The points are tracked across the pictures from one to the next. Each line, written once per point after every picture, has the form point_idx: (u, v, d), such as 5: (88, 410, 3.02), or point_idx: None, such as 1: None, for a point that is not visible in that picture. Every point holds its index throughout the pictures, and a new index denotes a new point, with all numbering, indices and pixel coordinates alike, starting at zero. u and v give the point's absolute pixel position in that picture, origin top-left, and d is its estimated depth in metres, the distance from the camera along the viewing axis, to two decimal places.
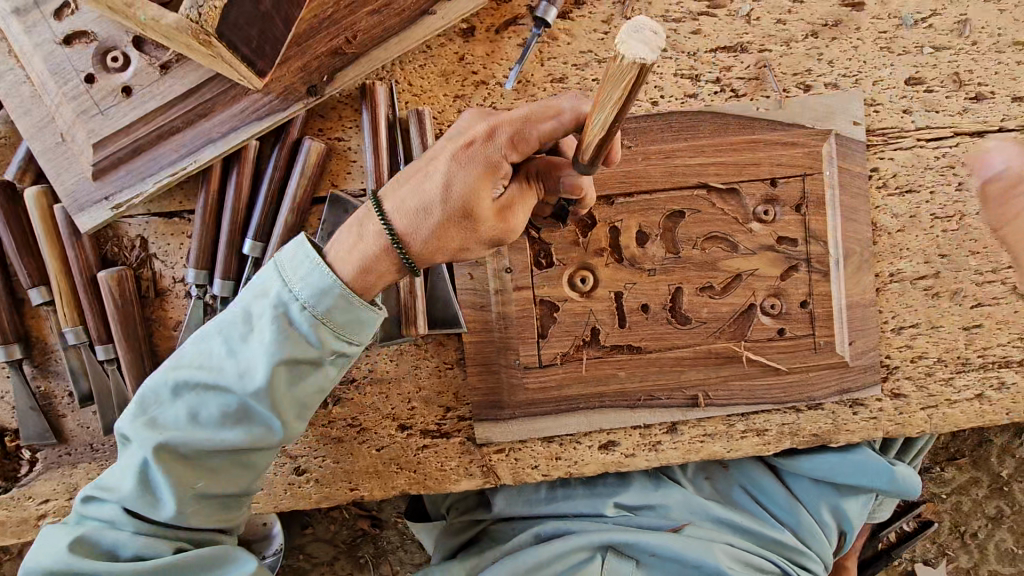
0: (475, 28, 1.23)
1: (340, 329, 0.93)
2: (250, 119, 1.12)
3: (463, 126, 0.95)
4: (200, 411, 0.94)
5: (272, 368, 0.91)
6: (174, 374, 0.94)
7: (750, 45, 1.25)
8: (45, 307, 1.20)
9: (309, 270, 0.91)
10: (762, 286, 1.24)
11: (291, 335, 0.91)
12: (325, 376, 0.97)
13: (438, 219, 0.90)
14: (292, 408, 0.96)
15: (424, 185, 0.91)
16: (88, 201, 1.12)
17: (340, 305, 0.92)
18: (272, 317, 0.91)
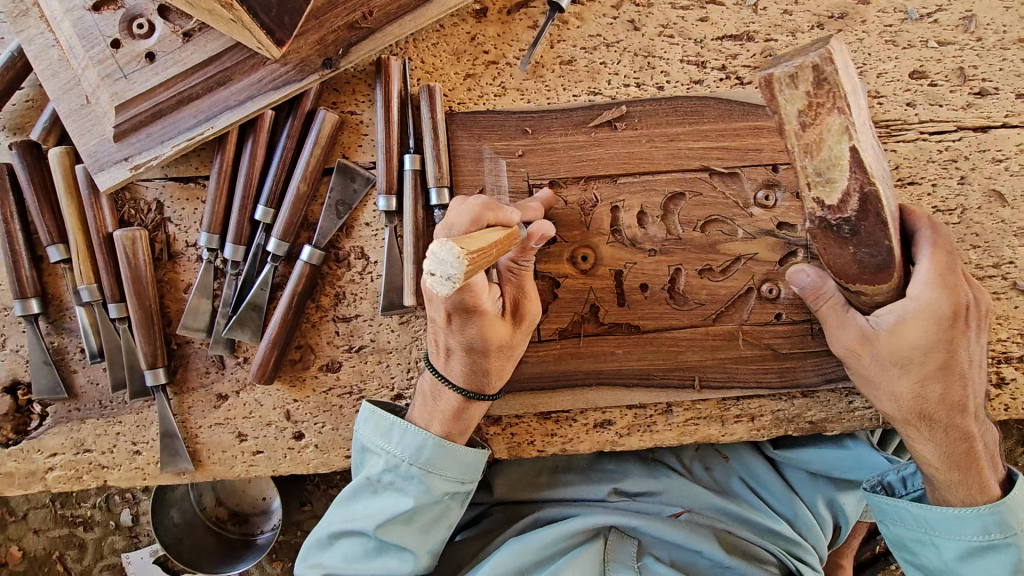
0: (487, 9, 1.27)
1: (450, 471, 1.13)
2: (266, 89, 1.16)
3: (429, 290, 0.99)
4: (351, 552, 1.12)
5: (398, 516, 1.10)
6: (327, 525, 1.14)
7: (757, 34, 1.28)
8: (62, 265, 1.24)
9: (403, 435, 1.13)
10: (760, 270, 1.25)
11: (408, 486, 1.11)
12: (447, 510, 1.15)
13: (482, 372, 1.09)
14: (424, 541, 1.13)
15: (440, 342, 1.09)
16: (108, 161, 1.16)
17: (444, 453, 1.12)
18: (390, 472, 1.12)
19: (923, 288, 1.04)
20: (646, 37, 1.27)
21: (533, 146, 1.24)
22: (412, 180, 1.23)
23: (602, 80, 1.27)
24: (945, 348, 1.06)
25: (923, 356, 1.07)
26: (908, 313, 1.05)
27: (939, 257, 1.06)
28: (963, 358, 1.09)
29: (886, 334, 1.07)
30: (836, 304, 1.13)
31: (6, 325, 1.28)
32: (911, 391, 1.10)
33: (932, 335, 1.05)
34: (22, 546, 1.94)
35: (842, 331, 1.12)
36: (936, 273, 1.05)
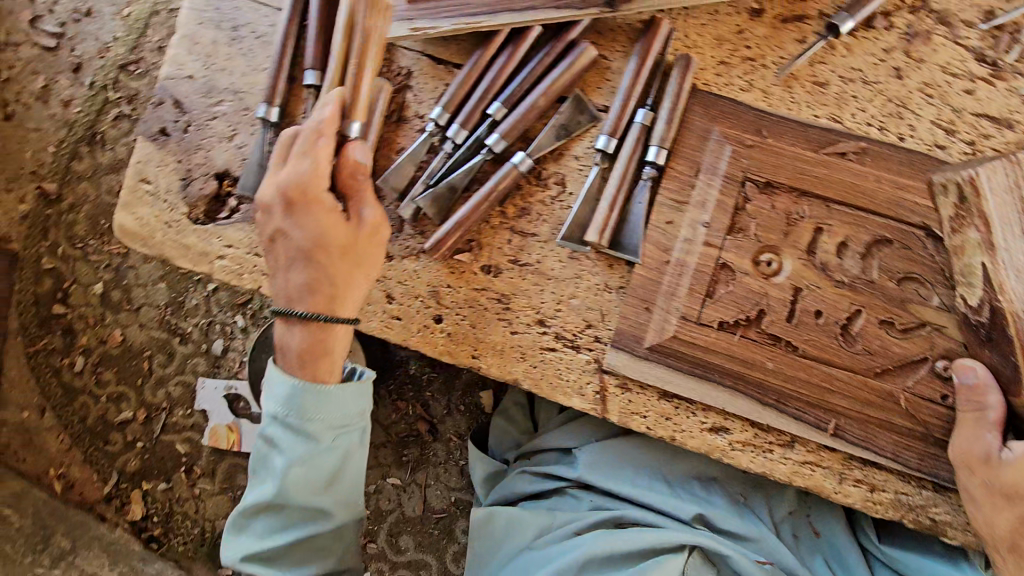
0: (764, 11, 1.33)
1: (330, 417, 1.16)
2: (547, 5, 1.29)
3: (297, 169, 1.13)
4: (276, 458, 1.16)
5: (305, 456, 1.15)
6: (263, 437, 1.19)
7: (1017, 124, 1.26)
8: (309, 90, 1.37)
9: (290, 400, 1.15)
10: (942, 345, 1.21)
11: (297, 423, 1.15)
12: (346, 434, 1.19)
13: (326, 287, 1.15)
14: (338, 448, 1.18)
15: (290, 240, 1.14)
16: (393, 16, 1.32)
17: (311, 398, 1.15)
18: (272, 425, 1.18)
19: None
20: (906, 88, 1.29)
21: (762, 144, 1.27)
22: (637, 134, 1.29)
23: (847, 111, 1.29)
24: None
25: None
26: None
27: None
28: None
29: (1007, 465, 1.11)
30: (981, 417, 1.15)
31: (241, 123, 1.43)
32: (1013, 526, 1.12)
33: None
34: (125, 333, 2.13)
35: (968, 444, 1.15)
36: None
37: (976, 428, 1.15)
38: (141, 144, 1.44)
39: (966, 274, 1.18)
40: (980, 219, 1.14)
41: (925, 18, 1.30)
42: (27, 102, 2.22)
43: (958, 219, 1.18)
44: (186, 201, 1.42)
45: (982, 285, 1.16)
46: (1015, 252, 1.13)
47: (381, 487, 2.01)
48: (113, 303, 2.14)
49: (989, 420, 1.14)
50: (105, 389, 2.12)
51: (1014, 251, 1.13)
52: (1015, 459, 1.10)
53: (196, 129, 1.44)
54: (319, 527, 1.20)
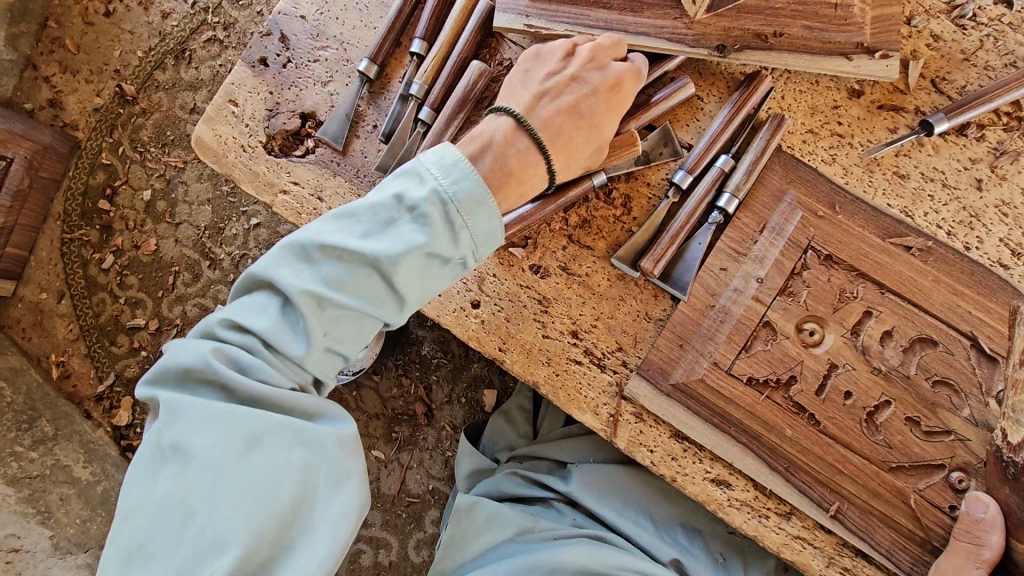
0: (864, 94, 1.36)
1: (473, 237, 1.04)
2: (660, 35, 1.32)
3: (547, 51, 1.24)
4: (333, 276, 0.99)
5: (401, 256, 0.99)
6: (323, 246, 0.99)
7: None
8: (413, 58, 1.43)
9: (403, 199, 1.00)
10: (961, 456, 1.20)
11: (433, 225, 1.00)
12: (445, 275, 1.07)
13: (547, 140, 1.15)
14: (415, 301, 1.06)
15: (521, 98, 1.19)
16: (511, 9, 1.36)
17: (438, 213, 1.00)
18: (346, 219, 1.01)
19: None
20: (983, 201, 1.30)
21: (832, 218, 1.29)
22: (714, 177, 1.31)
23: (921, 208, 1.31)
24: None
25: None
26: None
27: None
28: None
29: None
30: (975, 551, 1.13)
31: (339, 72, 1.47)
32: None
33: None
34: (161, 244, 2.16)
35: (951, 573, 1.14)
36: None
37: (966, 561, 1.13)
38: (239, 68, 1.49)
39: (1017, 408, 1.16)
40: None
41: (1017, 139, 1.32)
42: (130, 4, 2.28)
43: None
44: (266, 130, 1.46)
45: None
46: None
47: (364, 457, 2.00)
48: (157, 212, 2.18)
49: (982, 558, 1.13)
50: (126, 292, 2.14)
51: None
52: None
53: (294, 67, 1.48)
54: (346, 343, 1.05)
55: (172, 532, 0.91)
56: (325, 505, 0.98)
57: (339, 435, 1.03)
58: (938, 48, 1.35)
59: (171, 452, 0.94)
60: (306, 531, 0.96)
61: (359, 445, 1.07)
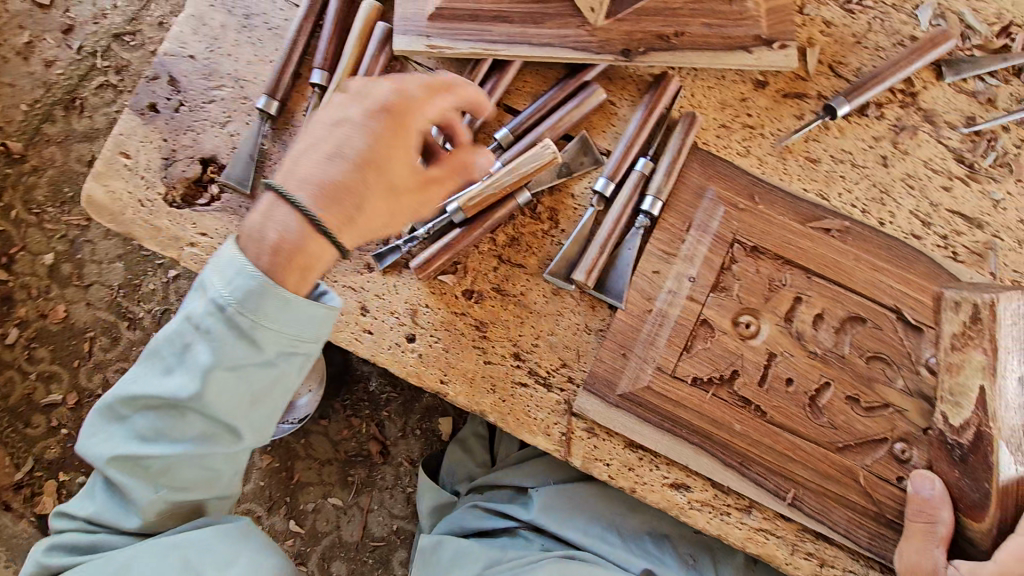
0: (767, 84, 1.38)
1: (281, 331, 1.03)
2: (566, 45, 1.31)
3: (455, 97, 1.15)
4: (161, 428, 1.03)
5: (236, 364, 1.01)
6: (142, 395, 1.02)
7: (988, 225, 1.33)
8: (314, 89, 1.36)
9: (236, 276, 1.00)
10: (901, 427, 1.23)
11: (222, 334, 1.00)
12: (272, 377, 1.05)
13: (349, 201, 1.05)
14: (249, 395, 1.04)
15: (346, 139, 1.08)
16: (411, 30, 1.31)
17: (273, 301, 1.00)
18: (210, 316, 1.01)
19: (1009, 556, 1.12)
20: (890, 176, 1.35)
21: (752, 209, 1.30)
22: (635, 182, 1.31)
23: (835, 190, 1.34)
24: None
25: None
26: None
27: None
28: None
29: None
30: (929, 531, 1.17)
31: (237, 111, 1.39)
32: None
33: None
34: (70, 310, 2.00)
35: (913, 555, 1.17)
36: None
37: (926, 542, 1.17)
38: (127, 117, 1.38)
39: (956, 392, 1.21)
40: (986, 342, 1.20)
41: (913, 113, 1.37)
42: (7, 56, 2.11)
43: (964, 338, 1.23)
44: (164, 181, 1.36)
45: (970, 406, 1.20)
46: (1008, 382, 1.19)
47: (320, 506, 1.91)
48: (63, 276, 2.01)
49: (937, 534, 1.17)
50: (36, 366, 1.97)
51: (1010, 382, 1.19)
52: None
53: (188, 110, 1.39)
54: (213, 447, 1.04)
55: None
56: None
57: (224, 535, 1.09)
58: (831, 34, 1.39)
59: (90, 516, 1.08)
60: None
61: (259, 533, 1.16)
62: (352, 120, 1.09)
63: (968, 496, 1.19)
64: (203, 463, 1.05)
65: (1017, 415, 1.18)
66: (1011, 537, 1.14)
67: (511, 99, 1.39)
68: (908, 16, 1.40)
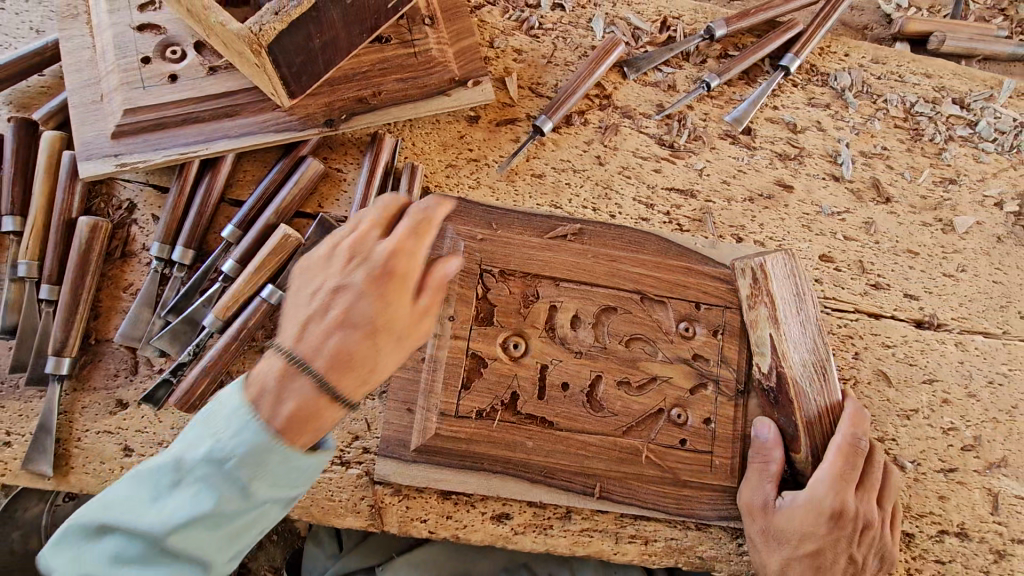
0: (479, 117, 1.47)
1: (276, 480, 0.91)
2: (267, 130, 1.31)
3: (419, 206, 0.97)
4: (124, 554, 0.89)
5: (218, 517, 0.89)
6: (111, 514, 0.88)
7: (698, 193, 1.49)
8: (11, 237, 1.27)
9: (242, 426, 0.87)
10: (672, 395, 1.33)
11: (223, 478, 0.88)
12: (265, 517, 0.94)
13: (355, 366, 0.92)
14: (228, 546, 0.92)
15: (338, 295, 0.93)
16: (96, 153, 1.25)
17: (274, 459, 0.88)
18: (207, 467, 0.87)
19: (819, 482, 1.25)
20: (608, 172, 1.48)
21: (491, 237, 1.34)
22: None
23: (564, 197, 1.45)
24: (825, 547, 1.23)
25: (799, 542, 1.23)
26: (805, 501, 1.24)
27: (842, 461, 1.26)
28: (834, 563, 1.24)
29: (780, 512, 1.24)
30: (763, 469, 1.28)
31: None
32: (780, 565, 1.24)
33: (812, 529, 1.23)
34: None
35: (752, 493, 1.27)
36: (834, 476, 1.25)
37: (760, 477, 1.27)
38: None
39: (759, 343, 1.31)
40: (768, 296, 1.29)
41: (612, 112, 1.51)
42: None
43: (754, 296, 1.32)
44: None
45: (771, 353, 1.29)
46: (791, 325, 1.29)
47: None
48: None
49: (771, 472, 1.27)
50: None
51: (792, 326, 1.29)
52: (786, 507, 1.24)
53: None
54: None
55: None
56: None
57: None
58: (523, 60, 1.51)
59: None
60: None
61: None
62: (323, 285, 0.95)
63: (786, 430, 1.30)
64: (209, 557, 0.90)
65: (803, 353, 1.29)
66: (819, 464, 1.27)
67: (234, 192, 1.36)
68: (585, 29, 1.55)
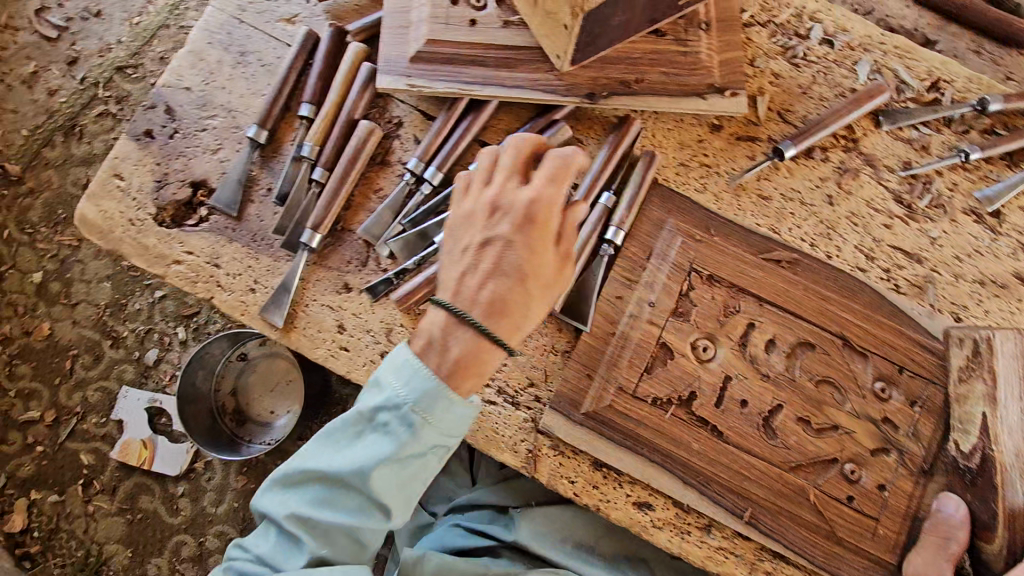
0: (723, 128, 1.50)
1: (444, 428, 1.10)
2: (535, 88, 1.41)
3: (569, 157, 1.13)
4: (334, 434, 1.13)
5: (396, 460, 1.09)
6: (359, 416, 1.11)
7: (926, 259, 1.43)
8: (303, 121, 1.47)
9: (411, 376, 1.08)
10: (850, 449, 1.30)
11: (400, 429, 1.08)
12: (427, 463, 1.12)
13: (517, 314, 1.09)
14: (401, 495, 1.12)
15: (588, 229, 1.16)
16: (394, 71, 1.42)
17: (440, 403, 1.07)
18: (387, 415, 1.09)
19: None
20: (836, 214, 1.45)
21: (707, 239, 1.39)
22: (600, 214, 1.40)
23: (786, 224, 1.44)
24: None
25: None
26: None
27: None
28: None
29: None
30: (943, 545, 1.22)
31: (228, 139, 1.48)
32: None
33: None
34: (53, 328, 2.03)
35: (924, 567, 1.22)
36: None
37: (938, 551, 1.22)
38: (123, 142, 1.47)
39: (964, 420, 1.27)
40: (988, 373, 1.25)
41: (855, 157, 1.49)
42: (11, 83, 2.21)
43: (966, 371, 1.28)
44: (155, 202, 1.44)
45: (976, 432, 1.25)
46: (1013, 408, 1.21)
47: None
48: (51, 294, 2.05)
49: (951, 551, 1.22)
50: (17, 382, 1.99)
51: (1012, 409, 1.21)
52: None
53: (181, 137, 1.48)
54: (368, 521, 1.11)
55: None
56: None
57: None
58: (779, 85, 1.52)
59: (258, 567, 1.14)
60: None
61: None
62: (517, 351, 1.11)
63: (978, 517, 1.24)
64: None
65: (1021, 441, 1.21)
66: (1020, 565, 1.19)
67: (486, 135, 1.50)
68: (848, 70, 1.54)
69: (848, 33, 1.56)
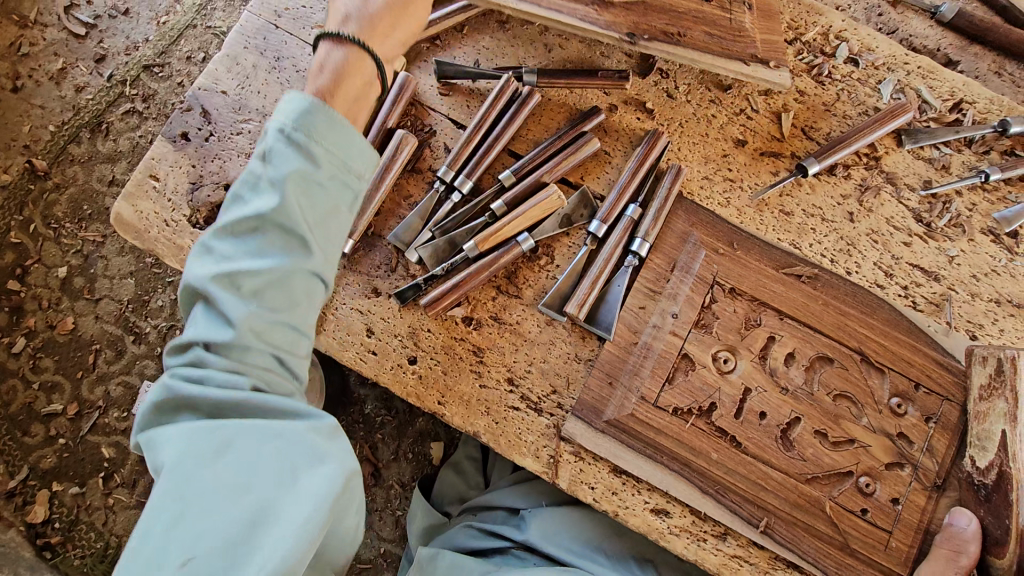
0: (747, 142, 1.53)
1: (338, 155, 1.11)
2: (573, 17, 1.37)
3: None
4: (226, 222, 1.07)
5: (305, 178, 1.07)
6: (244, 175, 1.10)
7: (943, 278, 1.45)
8: None
9: (298, 105, 1.09)
10: (866, 462, 1.33)
11: (292, 149, 1.08)
12: (331, 199, 1.11)
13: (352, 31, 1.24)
14: (319, 236, 1.10)
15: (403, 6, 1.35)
16: None
17: (324, 122, 1.09)
18: (279, 141, 1.08)
19: None
20: (856, 231, 1.48)
21: (731, 253, 1.42)
22: (626, 225, 1.43)
23: (807, 239, 1.47)
24: None
25: None
26: None
27: None
28: None
29: None
30: (953, 558, 1.25)
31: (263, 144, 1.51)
32: None
33: None
34: (76, 322, 2.06)
35: None
36: None
37: (948, 563, 1.25)
38: (159, 143, 1.50)
39: (982, 437, 1.29)
40: (1010, 392, 1.26)
41: (877, 175, 1.52)
42: (40, 79, 2.24)
43: (988, 389, 1.30)
44: (189, 203, 1.47)
45: (995, 449, 1.27)
46: None
47: None
48: (74, 289, 2.08)
49: (960, 564, 1.24)
50: (39, 376, 2.02)
51: None
52: None
53: (216, 140, 1.51)
54: (298, 259, 1.07)
55: (200, 469, 0.96)
56: (304, 482, 1.02)
57: (315, 428, 1.06)
58: (803, 102, 1.56)
59: (206, 355, 1.04)
60: (281, 510, 0.98)
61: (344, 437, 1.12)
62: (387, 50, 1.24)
63: (990, 532, 1.25)
64: (282, 457, 1.01)
65: None
66: None
67: (515, 145, 1.52)
68: (872, 89, 1.57)
69: (873, 52, 1.59)
